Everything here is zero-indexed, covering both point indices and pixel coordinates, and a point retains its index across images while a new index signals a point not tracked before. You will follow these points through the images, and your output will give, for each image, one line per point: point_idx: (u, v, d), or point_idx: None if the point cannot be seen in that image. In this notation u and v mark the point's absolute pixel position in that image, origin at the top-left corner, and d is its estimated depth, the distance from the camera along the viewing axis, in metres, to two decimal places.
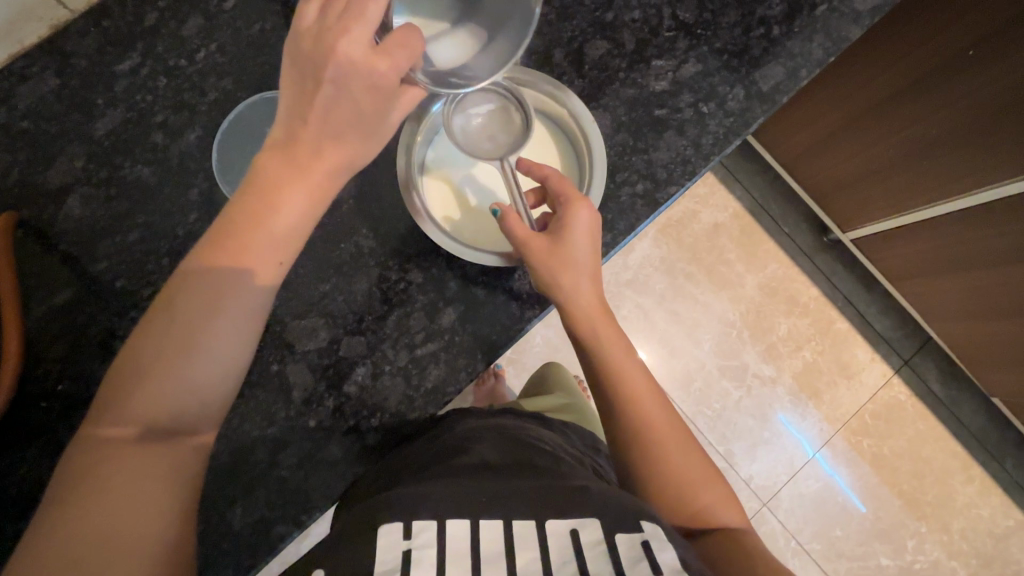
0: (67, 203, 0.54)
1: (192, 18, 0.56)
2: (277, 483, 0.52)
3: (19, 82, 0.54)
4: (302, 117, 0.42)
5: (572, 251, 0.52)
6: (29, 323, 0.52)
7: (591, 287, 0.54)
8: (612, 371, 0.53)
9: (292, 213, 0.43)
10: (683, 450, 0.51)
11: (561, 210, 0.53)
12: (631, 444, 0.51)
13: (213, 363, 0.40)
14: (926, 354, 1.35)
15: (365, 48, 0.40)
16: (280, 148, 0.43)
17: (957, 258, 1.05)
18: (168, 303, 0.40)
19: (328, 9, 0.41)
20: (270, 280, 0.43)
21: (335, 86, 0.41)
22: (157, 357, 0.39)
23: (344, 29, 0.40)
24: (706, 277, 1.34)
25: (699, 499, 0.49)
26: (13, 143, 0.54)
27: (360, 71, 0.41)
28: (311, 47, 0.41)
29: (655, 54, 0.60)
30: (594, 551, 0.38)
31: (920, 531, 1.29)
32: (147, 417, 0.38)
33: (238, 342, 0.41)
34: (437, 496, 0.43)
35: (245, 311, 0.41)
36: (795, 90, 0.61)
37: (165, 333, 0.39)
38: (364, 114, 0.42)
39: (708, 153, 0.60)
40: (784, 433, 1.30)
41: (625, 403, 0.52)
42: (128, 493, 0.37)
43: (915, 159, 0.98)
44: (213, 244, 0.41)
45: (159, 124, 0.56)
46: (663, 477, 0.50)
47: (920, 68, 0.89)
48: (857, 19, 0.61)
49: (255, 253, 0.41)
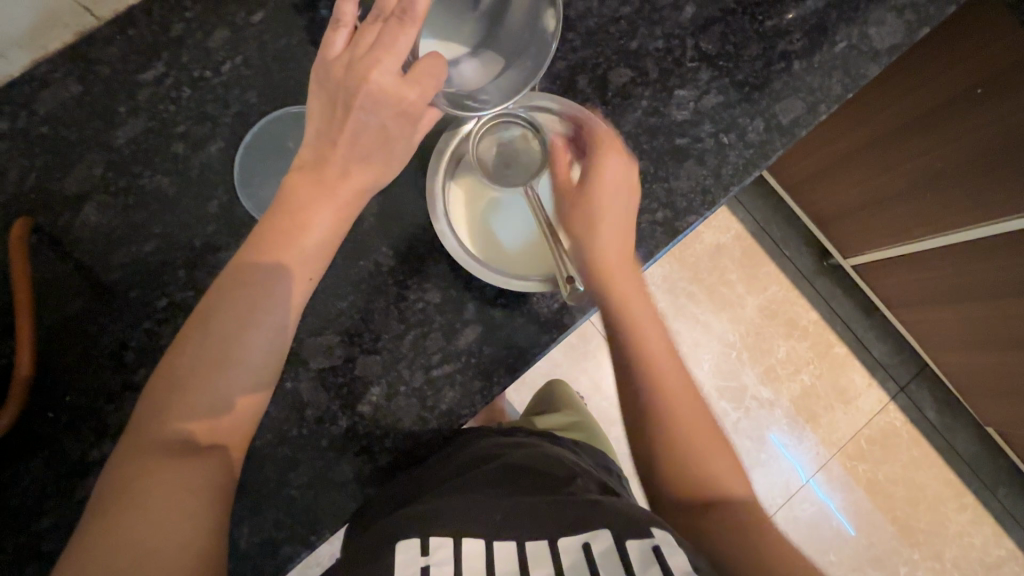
0: (84, 211, 0.53)
1: (218, 30, 0.56)
2: (286, 502, 0.51)
3: (40, 86, 0.53)
4: (332, 139, 0.42)
5: (602, 201, 0.53)
6: (39, 332, 0.51)
7: (620, 241, 0.53)
8: (641, 348, 0.52)
9: (320, 229, 0.42)
10: (709, 438, 0.51)
11: (590, 157, 0.54)
12: (655, 430, 0.51)
13: (245, 377, 0.40)
14: (922, 381, 1.36)
15: (395, 77, 0.41)
16: (309, 168, 0.43)
17: (956, 289, 1.06)
18: (202, 318, 0.40)
19: (353, 41, 0.42)
20: (301, 292, 0.42)
21: (365, 108, 0.41)
22: (192, 370, 0.39)
23: (374, 59, 0.41)
24: (707, 297, 1.34)
25: (720, 489, 0.49)
26: (31, 148, 0.53)
27: (390, 100, 0.42)
28: (341, 73, 0.42)
29: (678, 84, 0.61)
30: (607, 561, 0.38)
31: (913, 558, 1.29)
32: (183, 424, 0.38)
33: (269, 355, 0.41)
34: (453, 514, 0.42)
35: (276, 323, 0.41)
36: (814, 124, 0.62)
37: (199, 349, 0.39)
38: (389, 139, 0.43)
39: (727, 183, 0.60)
40: (780, 456, 1.30)
41: (646, 372, 0.52)
42: (164, 503, 0.36)
43: (919, 190, 0.99)
44: (245, 254, 0.41)
45: (180, 134, 0.55)
46: (684, 467, 0.49)
47: (926, 103, 0.90)
48: (875, 58, 0.63)
49: (284, 262, 0.41)
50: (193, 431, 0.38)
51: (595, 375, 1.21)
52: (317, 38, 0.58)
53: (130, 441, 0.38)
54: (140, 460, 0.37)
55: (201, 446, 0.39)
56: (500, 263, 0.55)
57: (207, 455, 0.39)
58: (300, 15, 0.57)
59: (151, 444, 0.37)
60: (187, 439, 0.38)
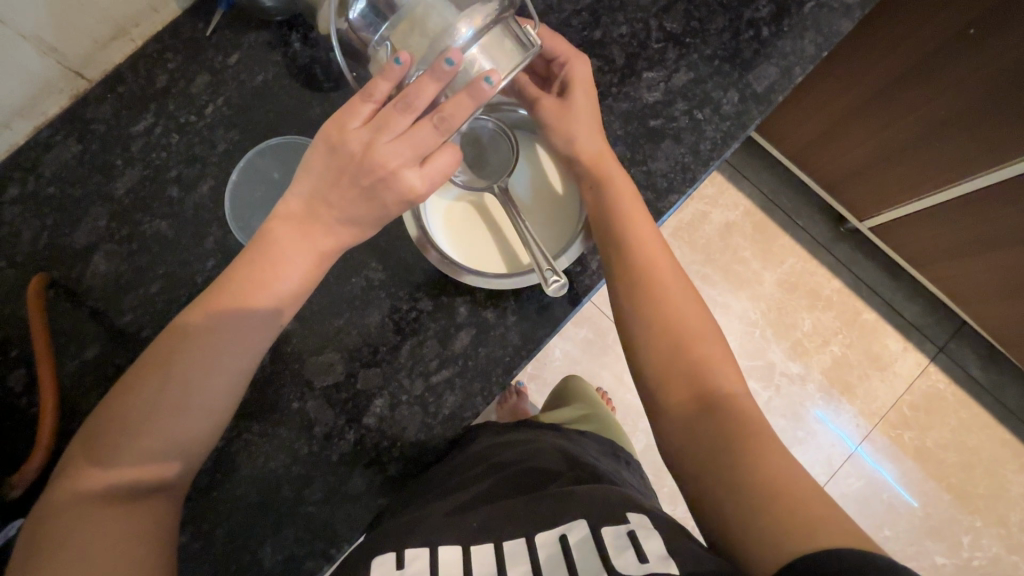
0: (93, 261, 0.56)
1: (200, 76, 0.60)
2: (304, 519, 0.53)
3: (44, 150, 0.57)
4: (325, 201, 0.44)
5: (574, 102, 0.53)
6: (63, 379, 0.54)
7: (596, 140, 0.53)
8: (635, 260, 0.50)
9: (290, 278, 0.45)
10: (716, 349, 0.48)
11: (561, 70, 0.54)
12: (656, 341, 0.48)
13: (198, 420, 0.43)
14: (962, 339, 1.30)
15: (415, 170, 0.43)
16: (293, 219, 0.45)
17: (981, 239, 1.02)
18: (162, 358, 0.42)
19: (376, 120, 0.42)
20: (261, 341, 0.45)
21: (371, 189, 0.43)
22: (147, 413, 0.41)
23: (395, 149, 0.42)
24: (722, 277, 1.31)
25: (727, 403, 0.45)
26: (41, 209, 0.57)
27: (396, 190, 0.43)
28: (357, 151, 0.43)
29: (646, 67, 0.61)
30: (582, 548, 0.39)
31: (975, 525, 1.23)
32: (132, 470, 0.41)
33: (222, 400, 0.44)
34: (429, 524, 0.43)
35: (233, 370, 0.44)
36: (791, 88, 0.61)
37: (157, 390, 0.42)
38: (384, 213, 0.45)
39: (707, 158, 0.60)
40: (820, 431, 1.26)
41: (642, 281, 0.50)
42: (104, 552, 0.39)
43: (926, 140, 0.96)
44: (210, 297, 0.44)
45: (174, 178, 0.58)
46: (688, 376, 0.47)
47: (916, 54, 0.87)
48: (847, 13, 0.61)
49: (242, 309, 0.44)
50: (139, 477, 0.41)
51: (615, 369, 1.20)
52: (292, 70, 0.61)
53: (82, 472, 0.40)
54: (82, 506, 0.40)
55: (147, 490, 0.42)
56: (484, 264, 0.56)
57: (152, 503, 0.42)
58: (274, 51, 0.61)
59: (98, 486, 0.40)
60: (133, 484, 0.41)
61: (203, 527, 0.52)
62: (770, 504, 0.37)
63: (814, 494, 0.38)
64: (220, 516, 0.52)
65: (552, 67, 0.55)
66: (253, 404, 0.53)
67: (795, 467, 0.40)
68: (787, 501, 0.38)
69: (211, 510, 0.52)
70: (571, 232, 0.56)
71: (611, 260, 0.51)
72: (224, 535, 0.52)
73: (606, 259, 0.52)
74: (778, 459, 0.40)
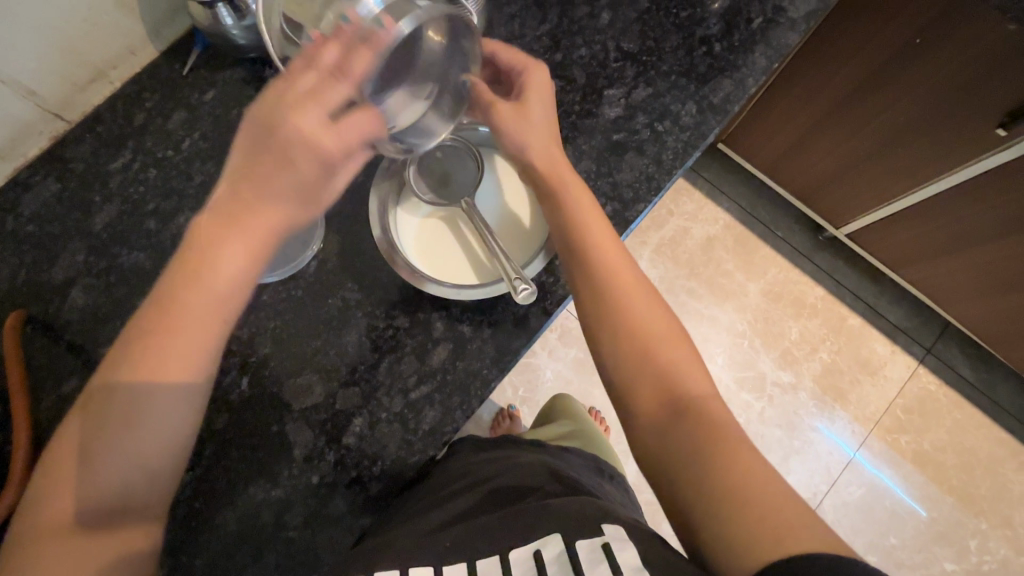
0: (71, 295, 0.57)
1: (176, 113, 0.62)
2: (285, 545, 0.52)
3: (23, 191, 0.59)
4: (251, 177, 0.39)
5: (529, 110, 0.53)
6: (38, 415, 0.54)
7: (551, 150, 0.54)
8: (599, 273, 0.51)
9: (228, 271, 0.40)
10: (686, 362, 0.48)
11: (518, 77, 0.54)
12: (624, 354, 0.49)
13: (163, 426, 0.39)
14: (948, 340, 1.31)
15: (324, 124, 0.38)
16: (217, 213, 0.39)
17: (955, 237, 1.04)
18: (114, 372, 0.39)
19: (285, 82, 0.38)
20: (216, 335, 0.40)
21: (287, 156, 0.38)
22: (102, 430, 0.38)
23: (304, 108, 0.38)
24: (707, 290, 1.32)
25: (697, 410, 0.45)
26: (19, 247, 0.58)
27: (313, 148, 0.38)
28: (281, 123, 0.38)
29: (606, 85, 0.63)
30: (557, 564, 0.38)
31: (981, 528, 1.22)
32: (97, 497, 0.38)
33: (187, 404, 0.40)
34: (402, 545, 0.43)
35: (192, 367, 0.40)
36: (745, 99, 0.64)
37: (111, 404, 0.38)
38: (311, 182, 0.40)
39: (670, 167, 0.62)
40: (818, 440, 1.25)
41: (608, 294, 0.50)
42: None
43: (891, 146, 0.99)
44: (152, 301, 0.40)
45: (151, 211, 0.59)
46: (658, 388, 0.47)
47: (868, 67, 0.91)
48: (793, 27, 0.65)
49: (201, 316, 0.40)
50: (106, 502, 0.38)
51: None
52: None
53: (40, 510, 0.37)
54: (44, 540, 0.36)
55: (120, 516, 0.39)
56: (462, 278, 0.57)
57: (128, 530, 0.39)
58: (248, 86, 0.63)
59: (62, 518, 0.37)
60: (98, 509, 0.38)
61: (181, 559, 0.51)
62: (739, 512, 0.38)
63: (782, 504, 0.38)
64: (199, 547, 0.51)
65: (510, 76, 0.55)
66: (231, 432, 0.53)
67: (764, 477, 0.40)
68: (754, 509, 0.38)
69: (190, 542, 0.51)
70: (535, 245, 0.58)
71: (576, 275, 0.52)
72: (204, 566, 0.51)
73: (571, 278, 0.53)
74: (746, 470, 0.40)
